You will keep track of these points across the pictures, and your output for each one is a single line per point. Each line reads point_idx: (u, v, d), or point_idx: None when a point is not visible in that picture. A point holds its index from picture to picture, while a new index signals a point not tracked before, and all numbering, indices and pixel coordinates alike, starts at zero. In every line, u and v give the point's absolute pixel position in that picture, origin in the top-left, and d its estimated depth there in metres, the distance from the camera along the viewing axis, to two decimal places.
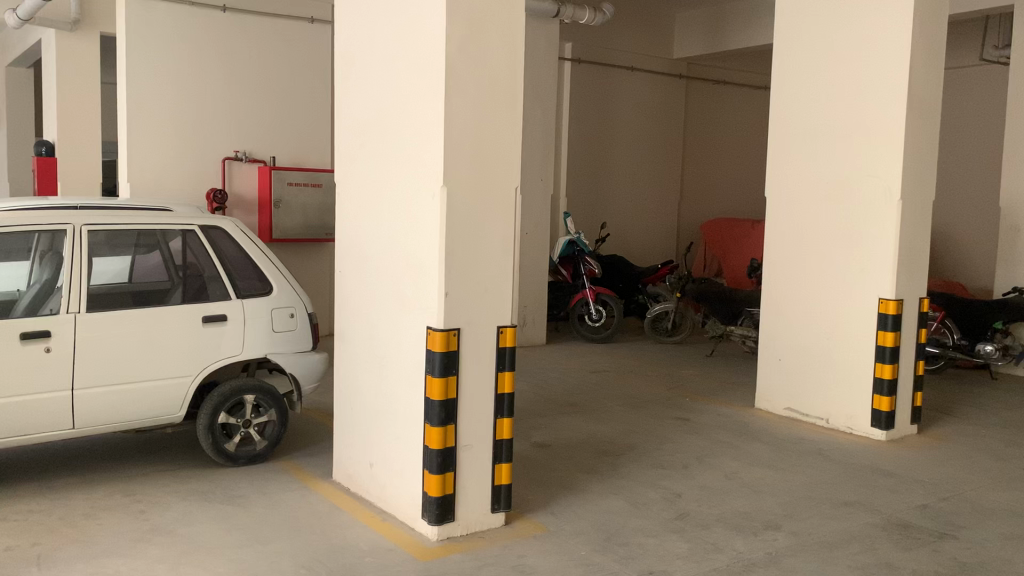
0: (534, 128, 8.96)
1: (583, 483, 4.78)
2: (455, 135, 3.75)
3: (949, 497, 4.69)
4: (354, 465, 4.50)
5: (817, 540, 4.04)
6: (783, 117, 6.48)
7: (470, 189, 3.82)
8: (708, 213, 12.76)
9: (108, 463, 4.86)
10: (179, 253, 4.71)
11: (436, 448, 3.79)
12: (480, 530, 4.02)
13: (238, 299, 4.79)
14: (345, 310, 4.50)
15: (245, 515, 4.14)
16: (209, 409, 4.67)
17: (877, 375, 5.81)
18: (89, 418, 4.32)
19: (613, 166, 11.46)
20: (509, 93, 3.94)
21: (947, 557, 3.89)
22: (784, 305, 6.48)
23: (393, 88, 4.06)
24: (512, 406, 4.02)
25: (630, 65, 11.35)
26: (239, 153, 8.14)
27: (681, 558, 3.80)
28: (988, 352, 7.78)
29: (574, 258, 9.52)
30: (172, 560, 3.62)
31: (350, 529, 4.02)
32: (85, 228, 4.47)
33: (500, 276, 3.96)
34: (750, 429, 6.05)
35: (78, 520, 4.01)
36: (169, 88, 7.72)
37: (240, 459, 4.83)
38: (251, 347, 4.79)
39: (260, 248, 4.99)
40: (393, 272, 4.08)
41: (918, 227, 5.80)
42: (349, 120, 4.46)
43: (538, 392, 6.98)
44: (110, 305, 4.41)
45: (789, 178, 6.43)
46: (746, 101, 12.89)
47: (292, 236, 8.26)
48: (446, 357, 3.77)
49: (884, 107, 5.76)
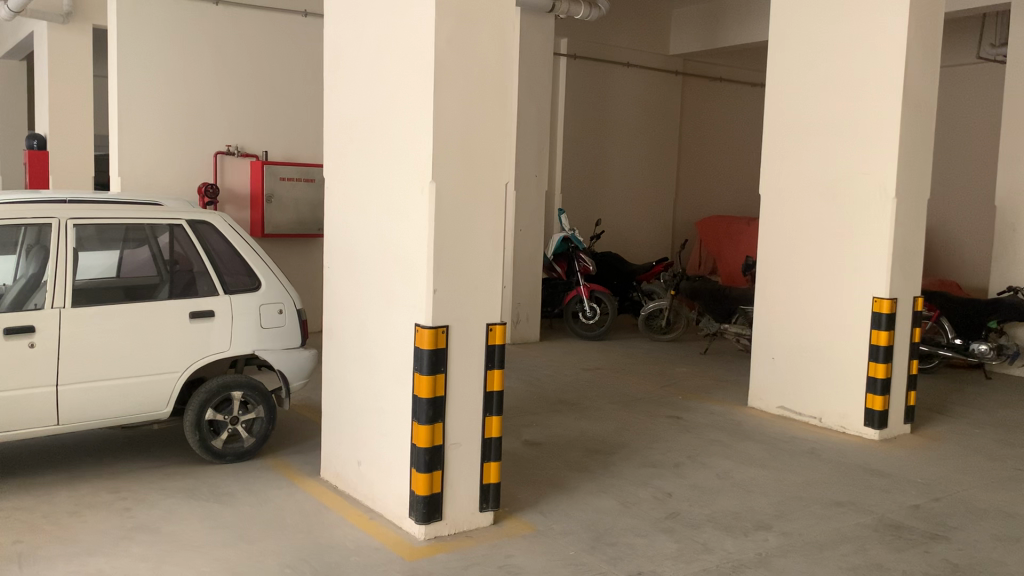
0: (529, 124, 8.91)
1: (574, 482, 4.74)
2: (444, 129, 3.70)
3: (942, 498, 4.66)
4: (342, 462, 4.45)
5: (808, 541, 4.01)
6: (778, 113, 6.44)
7: (460, 185, 3.77)
8: (703, 210, 12.72)
9: (94, 459, 4.81)
10: (167, 248, 4.66)
11: (424, 446, 3.75)
12: (468, 529, 3.98)
13: (227, 294, 4.74)
14: (334, 306, 4.45)
15: (230, 513, 4.10)
16: (196, 406, 4.62)
17: (870, 374, 5.78)
18: (74, 414, 4.27)
19: (609, 162, 11.42)
20: (499, 88, 3.89)
21: (939, 559, 3.85)
22: (777, 303, 6.44)
23: (383, 83, 4.00)
24: (501, 404, 3.98)
25: (625, 61, 11.30)
26: (231, 147, 8.08)
27: (670, 558, 3.76)
28: (983, 352, 7.74)
29: (568, 254, 9.47)
30: (154, 559, 3.58)
31: (336, 527, 3.98)
32: (71, 222, 4.41)
33: (489, 273, 3.91)
34: (742, 427, 6.02)
35: (61, 517, 3.96)
36: (161, 81, 7.66)
37: (227, 456, 4.78)
38: (238, 343, 4.74)
39: (248, 243, 4.94)
40: (382, 269, 4.04)
41: (913, 226, 5.77)
42: (338, 113, 4.41)
43: (530, 390, 6.94)
44: (97, 300, 4.36)
45: (784, 176, 6.39)
46: (741, 97, 12.83)
47: (284, 231, 8.24)
48: (434, 354, 3.72)
49: (879, 103, 5.72)
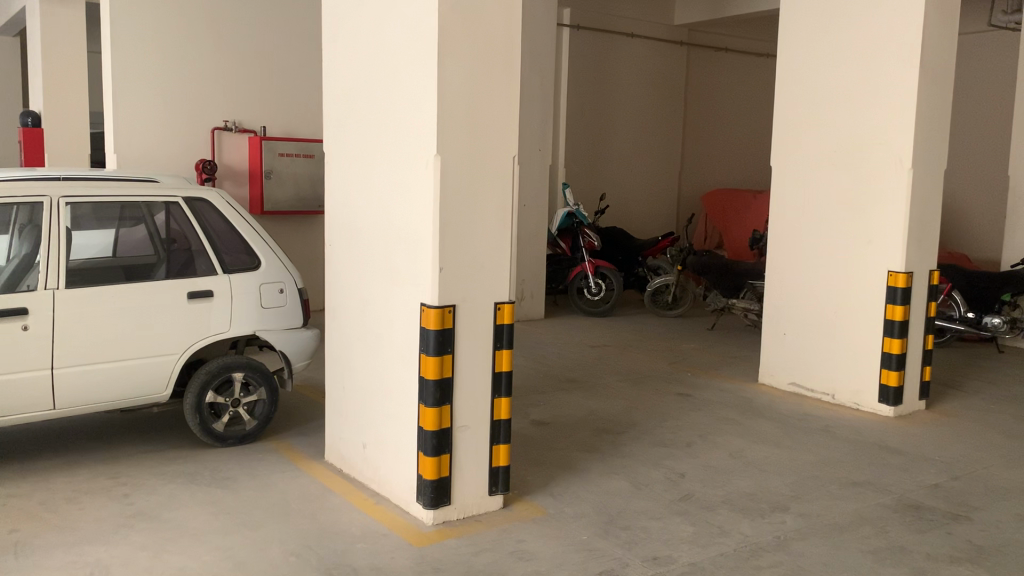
0: (533, 96, 8.71)
1: (583, 463, 4.63)
2: (448, 101, 3.55)
3: (961, 476, 4.55)
4: (347, 445, 4.34)
5: (827, 523, 3.90)
6: (790, 82, 6.25)
7: (465, 156, 3.62)
8: (709, 183, 12.55)
9: (91, 444, 4.70)
10: (164, 226, 4.52)
11: (431, 429, 3.63)
12: (477, 514, 3.87)
13: (226, 273, 4.60)
14: (336, 285, 4.31)
15: (232, 498, 3.99)
16: (196, 388, 4.51)
17: (885, 350, 5.65)
18: (70, 398, 4.16)
19: (614, 136, 11.24)
20: (507, 55, 3.73)
21: (963, 541, 3.74)
22: (789, 276, 6.30)
23: (384, 53, 3.84)
24: (510, 384, 3.84)
25: (629, 31, 11.09)
26: (228, 122, 7.91)
27: (686, 542, 3.65)
28: (995, 326, 7.57)
29: (572, 229, 9.35)
30: (154, 548, 3.46)
31: (342, 513, 3.87)
32: (64, 201, 4.28)
33: (497, 249, 3.77)
34: (753, 404, 5.92)
35: (58, 505, 3.85)
36: (156, 55, 7.45)
37: (228, 439, 4.67)
38: (239, 323, 4.61)
39: (248, 220, 4.79)
40: (385, 245, 3.90)
41: (930, 198, 5.61)
42: (338, 85, 4.25)
43: (536, 368, 6.83)
44: (92, 280, 4.23)
45: (795, 149, 6.23)
46: (748, 68, 12.61)
47: (284, 209, 8.15)
48: (440, 334, 3.59)
49: (895, 71, 5.54)
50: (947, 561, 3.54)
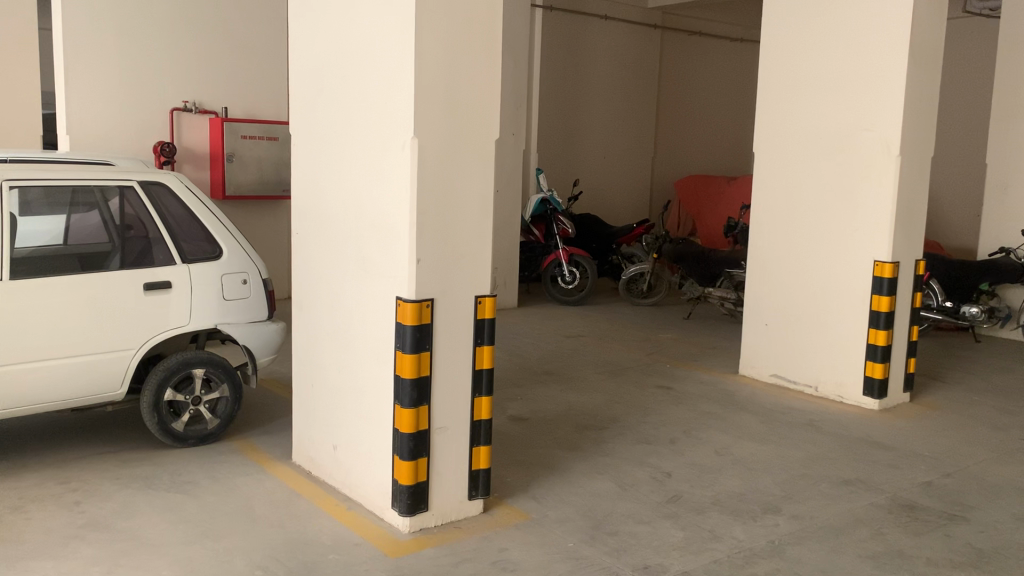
0: (507, 78, 8.44)
1: (566, 462, 4.43)
2: (426, 80, 3.29)
3: (953, 473, 4.43)
4: (316, 447, 4.09)
5: (820, 525, 3.75)
6: (775, 65, 6.06)
7: (442, 140, 3.37)
8: (683, 168, 12.39)
9: (41, 446, 4.40)
10: (119, 212, 4.22)
11: (408, 432, 3.39)
12: (457, 519, 3.65)
13: (185, 263, 4.31)
14: (304, 275, 4.05)
15: (193, 505, 3.73)
16: (154, 385, 4.22)
17: (870, 342, 5.52)
18: (14, 397, 3.85)
19: (588, 120, 11.03)
20: (488, 31, 3.47)
21: (962, 543, 3.60)
22: (771, 266, 6.15)
23: (356, 25, 3.57)
24: (491, 383, 3.65)
25: (603, 14, 10.87)
26: (189, 102, 7.55)
27: (677, 549, 3.47)
28: (973, 315, 7.59)
29: (546, 216, 9.11)
30: (109, 562, 3.19)
31: (312, 520, 3.63)
32: (10, 184, 3.96)
33: (478, 238, 3.54)
34: (735, 398, 5.76)
35: (3, 514, 3.56)
36: (110, 31, 7.07)
37: (189, 438, 4.39)
38: (199, 316, 4.33)
39: (207, 206, 4.49)
40: (358, 233, 3.64)
41: (917, 185, 5.47)
42: (305, 62, 3.97)
43: (512, 359, 6.61)
44: (40, 271, 3.92)
45: (778, 137, 6.06)
46: (722, 53, 12.46)
47: (247, 193, 7.83)
48: (418, 330, 3.35)
49: (884, 55, 5.37)
50: (947, 566, 3.40)
